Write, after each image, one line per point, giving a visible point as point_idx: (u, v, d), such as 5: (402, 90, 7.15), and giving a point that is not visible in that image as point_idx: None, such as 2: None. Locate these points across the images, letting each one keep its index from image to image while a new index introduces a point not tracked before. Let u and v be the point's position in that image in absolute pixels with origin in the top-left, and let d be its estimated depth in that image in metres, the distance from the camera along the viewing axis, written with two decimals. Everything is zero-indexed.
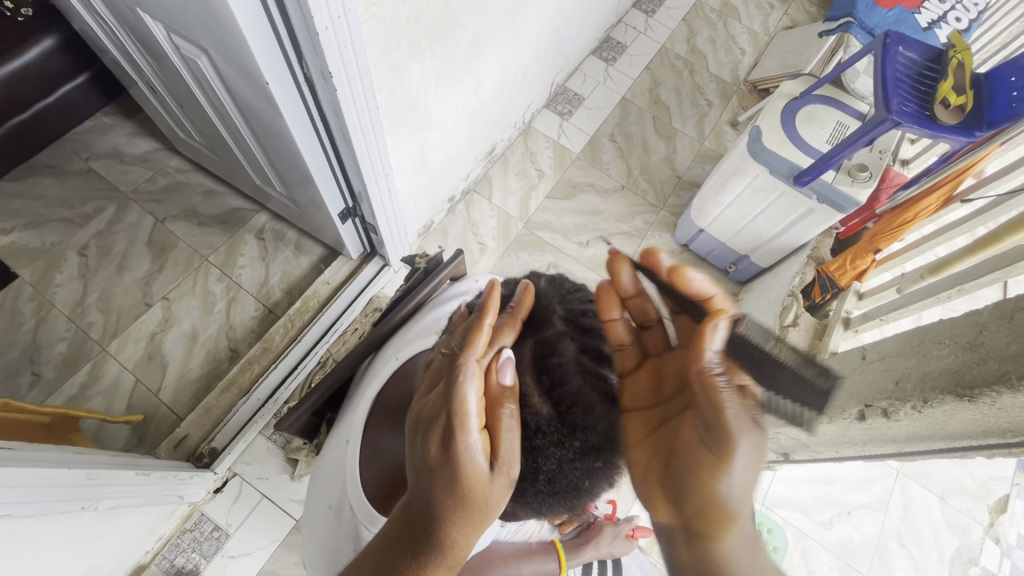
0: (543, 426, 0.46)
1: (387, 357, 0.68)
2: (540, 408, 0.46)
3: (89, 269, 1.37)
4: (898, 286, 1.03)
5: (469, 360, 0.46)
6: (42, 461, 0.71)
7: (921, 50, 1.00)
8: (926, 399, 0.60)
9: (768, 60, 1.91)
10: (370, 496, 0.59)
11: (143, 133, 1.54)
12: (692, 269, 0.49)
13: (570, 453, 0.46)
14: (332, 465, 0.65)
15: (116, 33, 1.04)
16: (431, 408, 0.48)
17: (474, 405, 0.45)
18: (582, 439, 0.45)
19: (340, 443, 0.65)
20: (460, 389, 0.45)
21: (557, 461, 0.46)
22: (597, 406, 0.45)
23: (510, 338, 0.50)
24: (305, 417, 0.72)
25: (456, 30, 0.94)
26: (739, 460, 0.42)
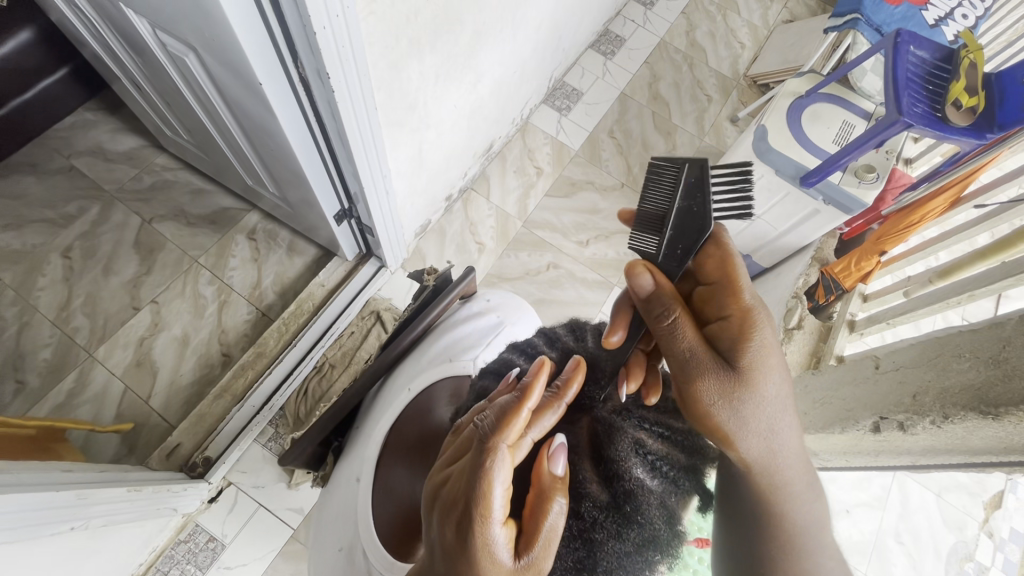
0: (598, 518, 0.41)
1: (398, 388, 0.66)
2: (597, 497, 0.42)
3: (74, 272, 1.32)
4: (906, 289, 1.01)
5: (497, 442, 0.39)
6: (28, 484, 0.68)
7: (932, 49, 0.98)
8: (946, 415, 0.59)
9: (768, 54, 1.89)
10: (386, 539, 0.54)
11: (127, 129, 1.49)
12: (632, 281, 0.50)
13: (630, 545, 0.41)
14: (343, 503, 0.62)
15: (97, 27, 0.99)
16: (451, 488, 0.41)
17: (499, 495, 0.38)
18: (641, 529, 0.41)
19: (352, 482, 0.61)
20: (485, 474, 0.38)
21: (615, 559, 0.40)
22: (656, 492, 0.42)
23: (551, 420, 0.43)
24: (311, 449, 0.69)
25: (456, 27, 0.90)
26: (710, 405, 0.46)
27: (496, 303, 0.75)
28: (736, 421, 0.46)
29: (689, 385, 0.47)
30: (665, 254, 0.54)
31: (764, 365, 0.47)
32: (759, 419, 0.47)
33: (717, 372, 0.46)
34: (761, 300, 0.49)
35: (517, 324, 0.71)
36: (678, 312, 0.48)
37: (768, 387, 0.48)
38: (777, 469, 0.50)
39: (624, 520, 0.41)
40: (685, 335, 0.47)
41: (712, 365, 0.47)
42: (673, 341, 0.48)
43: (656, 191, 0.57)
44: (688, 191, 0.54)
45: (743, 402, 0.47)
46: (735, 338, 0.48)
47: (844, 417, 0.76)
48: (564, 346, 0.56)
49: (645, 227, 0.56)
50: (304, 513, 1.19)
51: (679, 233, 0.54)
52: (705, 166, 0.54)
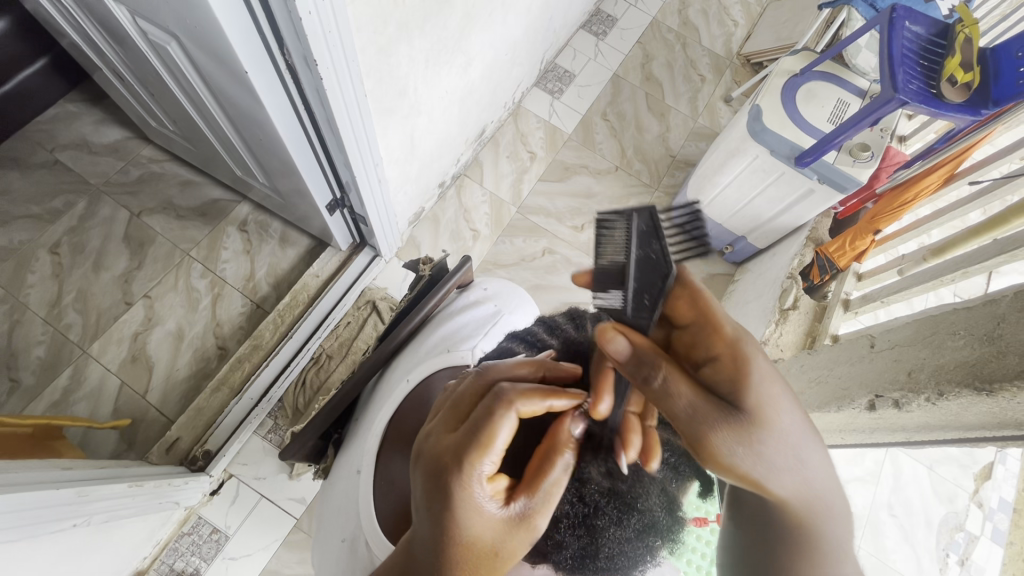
0: (600, 504, 0.49)
1: (396, 380, 0.66)
2: (598, 486, 0.49)
3: (63, 268, 1.30)
4: (900, 267, 1.01)
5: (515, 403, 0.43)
6: (28, 483, 0.67)
7: (928, 24, 0.96)
8: (941, 392, 0.60)
9: (761, 32, 1.86)
10: (388, 529, 0.55)
11: (111, 121, 1.45)
12: (608, 343, 0.46)
13: (625, 526, 0.49)
14: (344, 496, 0.62)
15: (76, 16, 0.96)
16: (445, 438, 0.44)
17: (502, 447, 0.42)
18: (632, 511, 0.49)
19: (353, 474, 0.61)
20: (490, 429, 0.42)
21: (614, 536, 0.49)
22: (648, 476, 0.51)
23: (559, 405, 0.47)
24: (312, 442, 0.69)
25: (445, 9, 0.88)
26: (732, 453, 0.45)
27: (493, 291, 0.74)
28: (760, 465, 0.46)
29: (702, 441, 0.45)
30: (633, 310, 0.49)
31: (766, 397, 0.47)
32: (783, 452, 0.47)
33: (729, 421, 0.45)
34: (742, 330, 0.49)
35: (514, 313, 0.71)
36: (667, 371, 0.45)
37: (782, 419, 0.47)
38: (816, 499, 0.49)
39: (622, 507, 0.49)
40: (683, 395, 0.45)
41: (717, 414, 0.45)
42: (673, 405, 0.45)
43: (608, 249, 0.51)
44: (643, 238, 0.50)
45: (761, 443, 0.46)
46: (733, 378, 0.47)
47: (840, 396, 0.77)
48: (562, 333, 0.61)
49: (605, 285, 0.51)
50: (306, 503, 1.20)
51: (642, 284, 0.49)
52: (654, 212, 0.49)
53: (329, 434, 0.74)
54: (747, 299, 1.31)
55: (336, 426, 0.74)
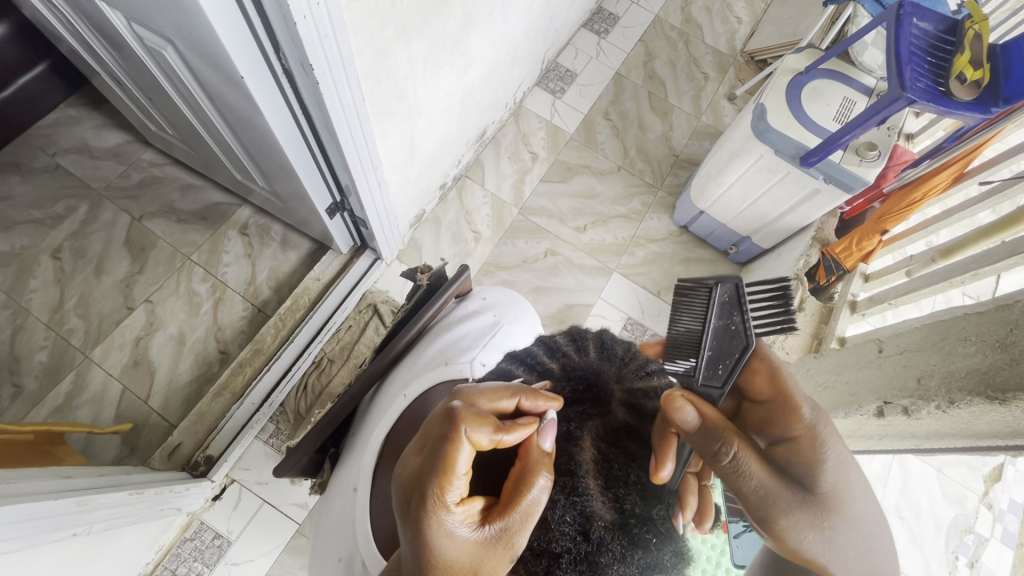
0: (605, 539, 0.39)
1: (394, 394, 0.65)
2: (604, 515, 0.40)
3: (65, 273, 1.30)
4: (908, 269, 1.00)
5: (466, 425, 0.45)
6: (26, 495, 0.67)
7: (936, 20, 0.94)
8: (952, 400, 0.58)
9: (765, 29, 1.84)
10: (383, 549, 0.54)
11: (112, 125, 1.45)
12: (676, 406, 0.46)
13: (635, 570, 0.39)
14: (341, 514, 0.61)
15: (72, 21, 0.95)
16: (413, 461, 0.47)
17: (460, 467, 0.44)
18: (643, 555, 0.39)
19: (349, 491, 0.61)
20: (446, 453, 0.44)
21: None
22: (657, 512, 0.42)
23: (513, 437, 0.45)
24: (308, 456, 0.68)
25: (444, 10, 0.87)
26: (800, 534, 0.47)
27: (492, 301, 0.74)
28: (833, 551, 0.48)
29: (772, 519, 0.47)
30: (704, 378, 0.52)
31: (841, 482, 0.50)
32: (854, 542, 0.48)
33: (799, 502, 0.48)
34: (819, 415, 0.52)
35: (513, 323, 0.71)
36: (736, 445, 0.47)
37: (850, 506, 0.49)
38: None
39: (629, 542, 0.40)
40: (755, 474, 0.48)
41: (785, 495, 0.48)
42: (743, 482, 0.48)
43: (687, 316, 0.55)
44: (723, 309, 0.53)
45: (829, 527, 0.48)
46: (809, 461, 0.50)
47: (847, 402, 0.75)
48: (565, 358, 0.53)
49: (680, 351, 0.54)
50: (308, 508, 1.19)
51: (717, 354, 0.52)
52: (738, 284, 0.51)
53: (326, 449, 0.73)
54: None
55: (333, 440, 0.73)
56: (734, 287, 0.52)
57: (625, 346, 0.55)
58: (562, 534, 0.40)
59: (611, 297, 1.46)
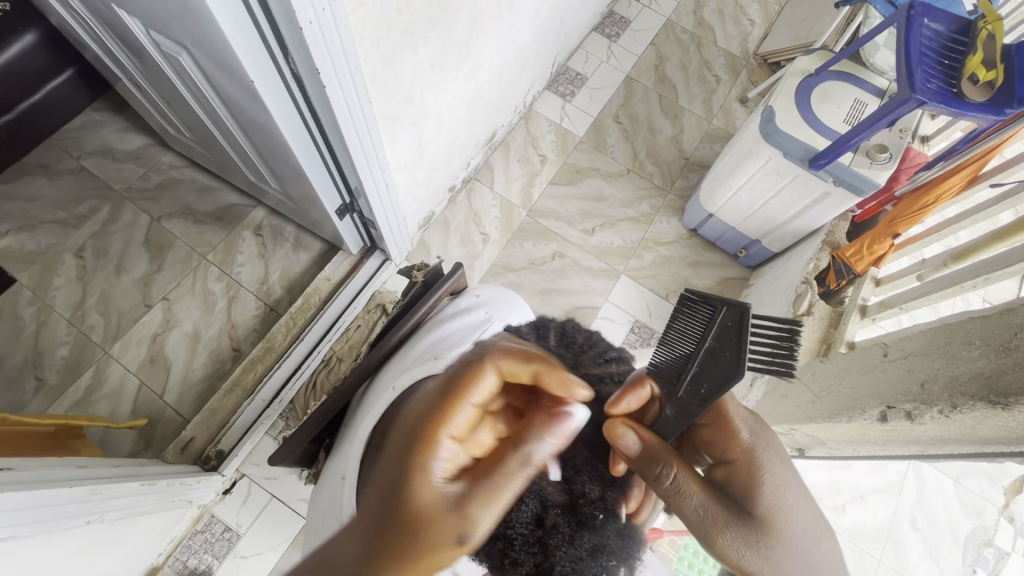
0: (557, 523, 0.56)
1: (384, 385, 0.72)
2: (556, 502, 0.57)
3: (87, 271, 1.34)
4: (919, 274, 0.98)
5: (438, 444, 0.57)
6: (41, 482, 0.69)
7: (947, 21, 0.93)
8: (955, 405, 0.57)
9: (779, 31, 1.82)
10: None
11: (134, 129, 1.50)
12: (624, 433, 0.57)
13: (581, 551, 0.55)
14: (330, 500, 0.68)
15: (94, 28, 0.99)
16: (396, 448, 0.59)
17: (437, 480, 0.56)
18: (588, 536, 0.56)
19: (338, 479, 0.68)
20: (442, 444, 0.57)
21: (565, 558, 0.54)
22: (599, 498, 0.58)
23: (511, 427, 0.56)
24: (303, 447, 0.75)
25: (450, 15, 0.89)
26: (733, 543, 0.54)
27: (485, 298, 0.81)
28: (769, 565, 0.54)
29: (711, 537, 0.55)
30: (685, 391, 0.58)
31: (778, 500, 0.57)
32: (789, 558, 0.55)
33: (737, 520, 0.55)
34: (760, 441, 0.60)
35: (505, 317, 0.78)
36: (677, 469, 0.55)
37: (786, 521, 0.57)
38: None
39: (574, 526, 0.56)
40: (696, 496, 0.55)
41: (723, 518, 0.55)
42: (686, 502, 0.55)
43: (687, 332, 0.61)
44: (721, 332, 0.58)
45: (763, 543, 0.55)
46: (744, 484, 0.58)
47: (850, 406, 0.74)
48: (524, 344, 0.69)
49: (670, 365, 0.61)
50: None
51: (702, 370, 0.58)
52: (741, 314, 0.57)
53: (321, 439, 0.79)
54: (761, 305, 1.28)
55: (328, 432, 0.80)
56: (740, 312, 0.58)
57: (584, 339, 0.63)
58: (522, 525, 0.57)
59: (619, 300, 1.46)
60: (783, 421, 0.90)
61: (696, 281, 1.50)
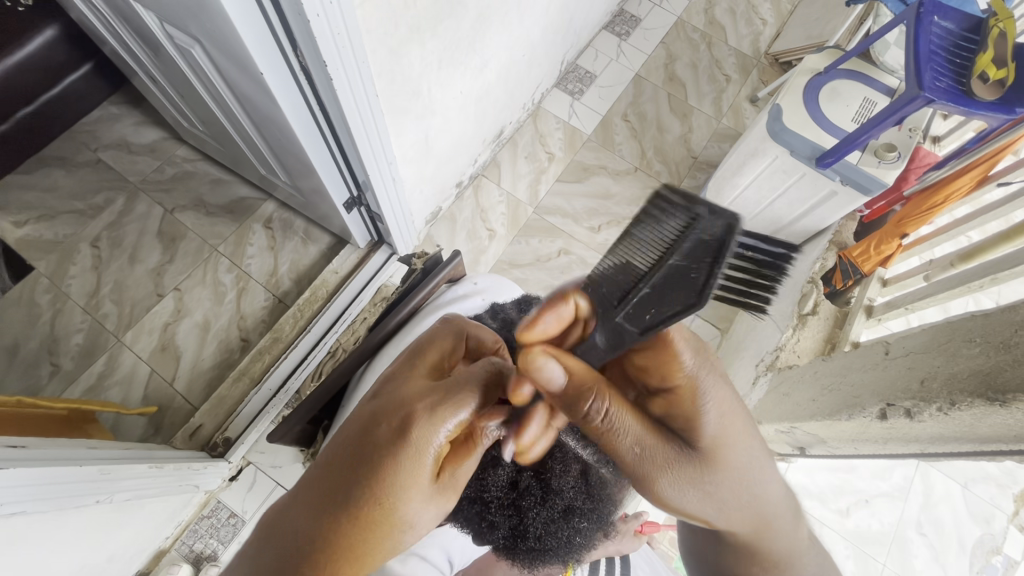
0: (529, 484, 0.59)
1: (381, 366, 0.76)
2: (529, 466, 0.59)
3: (102, 261, 1.38)
4: (926, 273, 0.97)
5: (426, 446, 0.51)
6: (52, 460, 0.71)
7: (959, 19, 0.93)
8: (953, 402, 0.57)
9: (791, 30, 1.81)
10: None
11: (150, 122, 1.53)
12: (547, 362, 0.46)
13: (553, 511, 0.59)
14: None
15: (113, 23, 1.02)
16: (367, 450, 0.51)
17: (419, 480, 0.51)
18: (559, 498, 0.59)
19: None
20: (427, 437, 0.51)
21: (538, 517, 0.58)
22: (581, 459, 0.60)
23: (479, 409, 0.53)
24: (300, 427, 0.76)
25: (458, 11, 0.90)
26: (672, 484, 0.49)
27: (483, 286, 0.83)
28: (704, 496, 0.50)
29: (648, 478, 0.49)
30: (625, 318, 0.46)
31: (723, 430, 0.50)
32: (726, 486, 0.50)
33: (675, 460, 0.49)
34: (704, 364, 0.49)
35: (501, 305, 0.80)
36: (605, 402, 0.47)
37: (729, 453, 0.50)
38: (740, 520, 0.54)
39: (544, 488, 0.59)
40: (628, 434, 0.48)
41: (660, 457, 0.48)
42: (617, 440, 0.48)
43: (648, 238, 0.45)
44: (696, 247, 0.42)
45: (700, 478, 0.49)
46: (686, 417, 0.49)
47: (851, 403, 0.74)
48: (503, 316, 0.74)
49: (618, 280, 0.46)
50: None
51: (657, 295, 0.44)
52: (728, 225, 0.41)
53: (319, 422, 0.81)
54: None
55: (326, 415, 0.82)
56: (723, 231, 0.41)
57: None
58: (498, 487, 0.60)
59: None
60: (784, 419, 0.90)
61: None
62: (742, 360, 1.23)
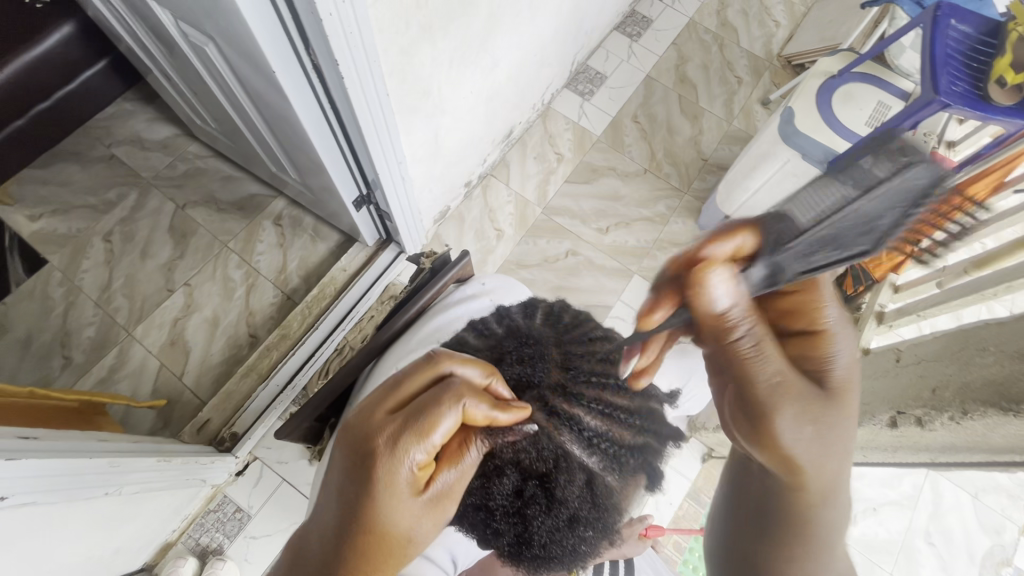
0: (534, 494, 0.58)
1: (387, 365, 0.76)
2: (535, 473, 0.58)
3: (114, 255, 1.39)
4: (939, 281, 0.94)
5: (397, 477, 0.50)
6: (62, 452, 0.72)
7: (977, 23, 0.92)
8: (965, 412, 0.56)
9: (804, 33, 1.79)
10: None
11: (162, 119, 1.55)
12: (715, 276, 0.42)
13: (559, 520, 0.59)
14: None
15: (128, 20, 1.03)
16: (349, 491, 0.51)
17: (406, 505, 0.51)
18: (563, 506, 0.58)
19: None
20: (402, 465, 0.51)
21: (543, 526, 0.58)
22: (586, 466, 0.60)
23: (453, 418, 0.53)
24: (308, 424, 0.77)
25: (469, 11, 0.90)
26: (789, 422, 0.47)
27: (490, 287, 0.83)
28: (822, 445, 0.47)
29: (770, 411, 0.46)
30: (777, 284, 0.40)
31: (852, 376, 0.49)
32: (838, 440, 0.48)
33: (802, 396, 0.47)
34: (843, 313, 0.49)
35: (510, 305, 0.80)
36: (755, 328, 0.45)
37: (851, 404, 0.49)
38: (827, 476, 0.49)
39: (549, 497, 0.58)
40: (773, 365, 0.46)
41: (791, 393, 0.47)
42: (759, 366, 0.46)
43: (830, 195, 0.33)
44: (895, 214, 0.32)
45: (817, 424, 0.47)
46: (820, 357, 0.49)
47: (861, 411, 0.73)
48: (511, 320, 0.73)
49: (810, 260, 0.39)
50: None
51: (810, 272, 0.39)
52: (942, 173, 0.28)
53: (326, 419, 0.82)
54: None
55: (332, 413, 0.82)
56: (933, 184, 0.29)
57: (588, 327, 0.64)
58: (503, 496, 0.59)
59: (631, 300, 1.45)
60: None
61: None
62: None
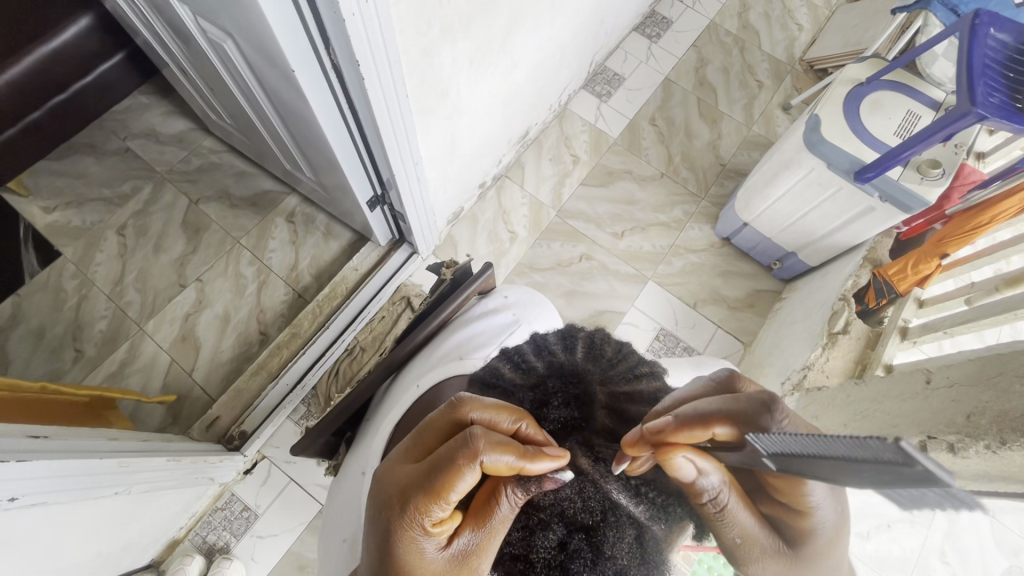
0: (579, 547, 0.47)
1: (408, 383, 0.74)
2: (580, 523, 0.48)
3: (127, 249, 1.39)
4: (967, 297, 0.91)
5: (414, 534, 0.50)
6: (74, 451, 0.72)
7: (1017, 32, 0.89)
8: (1004, 441, 0.55)
9: (828, 37, 1.76)
10: None
11: (178, 112, 1.54)
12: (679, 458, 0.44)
13: None
14: (348, 496, 0.69)
15: (147, 15, 1.02)
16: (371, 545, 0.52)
17: (425, 563, 0.50)
18: (612, 562, 0.46)
19: (357, 475, 0.69)
20: (415, 526, 0.50)
21: None
22: (637, 517, 0.49)
23: (468, 479, 0.49)
24: (324, 438, 0.76)
25: (491, 11, 0.88)
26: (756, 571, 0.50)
27: (513, 300, 0.81)
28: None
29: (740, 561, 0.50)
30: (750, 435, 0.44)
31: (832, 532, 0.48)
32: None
33: (773, 555, 0.49)
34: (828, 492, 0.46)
35: (532, 321, 0.77)
36: (727, 501, 0.46)
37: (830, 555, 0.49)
38: None
39: (595, 550, 0.46)
40: (739, 526, 0.48)
41: (759, 550, 0.48)
42: (724, 530, 0.48)
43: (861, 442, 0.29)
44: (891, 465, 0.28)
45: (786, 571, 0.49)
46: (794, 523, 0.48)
47: (887, 432, 0.71)
48: (551, 356, 0.60)
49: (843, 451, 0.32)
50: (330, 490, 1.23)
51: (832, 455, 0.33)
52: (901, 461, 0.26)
53: (342, 432, 0.81)
54: (794, 321, 1.25)
55: (349, 426, 0.81)
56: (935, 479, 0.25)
57: (615, 347, 0.61)
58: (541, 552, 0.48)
59: (645, 306, 1.43)
60: None
61: (726, 290, 1.46)
62: (765, 376, 1.20)
